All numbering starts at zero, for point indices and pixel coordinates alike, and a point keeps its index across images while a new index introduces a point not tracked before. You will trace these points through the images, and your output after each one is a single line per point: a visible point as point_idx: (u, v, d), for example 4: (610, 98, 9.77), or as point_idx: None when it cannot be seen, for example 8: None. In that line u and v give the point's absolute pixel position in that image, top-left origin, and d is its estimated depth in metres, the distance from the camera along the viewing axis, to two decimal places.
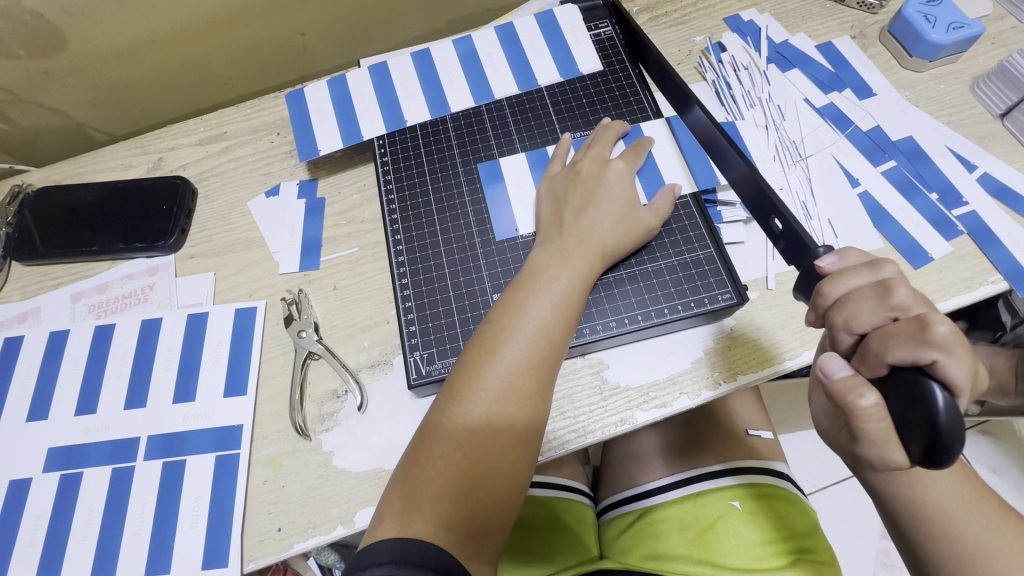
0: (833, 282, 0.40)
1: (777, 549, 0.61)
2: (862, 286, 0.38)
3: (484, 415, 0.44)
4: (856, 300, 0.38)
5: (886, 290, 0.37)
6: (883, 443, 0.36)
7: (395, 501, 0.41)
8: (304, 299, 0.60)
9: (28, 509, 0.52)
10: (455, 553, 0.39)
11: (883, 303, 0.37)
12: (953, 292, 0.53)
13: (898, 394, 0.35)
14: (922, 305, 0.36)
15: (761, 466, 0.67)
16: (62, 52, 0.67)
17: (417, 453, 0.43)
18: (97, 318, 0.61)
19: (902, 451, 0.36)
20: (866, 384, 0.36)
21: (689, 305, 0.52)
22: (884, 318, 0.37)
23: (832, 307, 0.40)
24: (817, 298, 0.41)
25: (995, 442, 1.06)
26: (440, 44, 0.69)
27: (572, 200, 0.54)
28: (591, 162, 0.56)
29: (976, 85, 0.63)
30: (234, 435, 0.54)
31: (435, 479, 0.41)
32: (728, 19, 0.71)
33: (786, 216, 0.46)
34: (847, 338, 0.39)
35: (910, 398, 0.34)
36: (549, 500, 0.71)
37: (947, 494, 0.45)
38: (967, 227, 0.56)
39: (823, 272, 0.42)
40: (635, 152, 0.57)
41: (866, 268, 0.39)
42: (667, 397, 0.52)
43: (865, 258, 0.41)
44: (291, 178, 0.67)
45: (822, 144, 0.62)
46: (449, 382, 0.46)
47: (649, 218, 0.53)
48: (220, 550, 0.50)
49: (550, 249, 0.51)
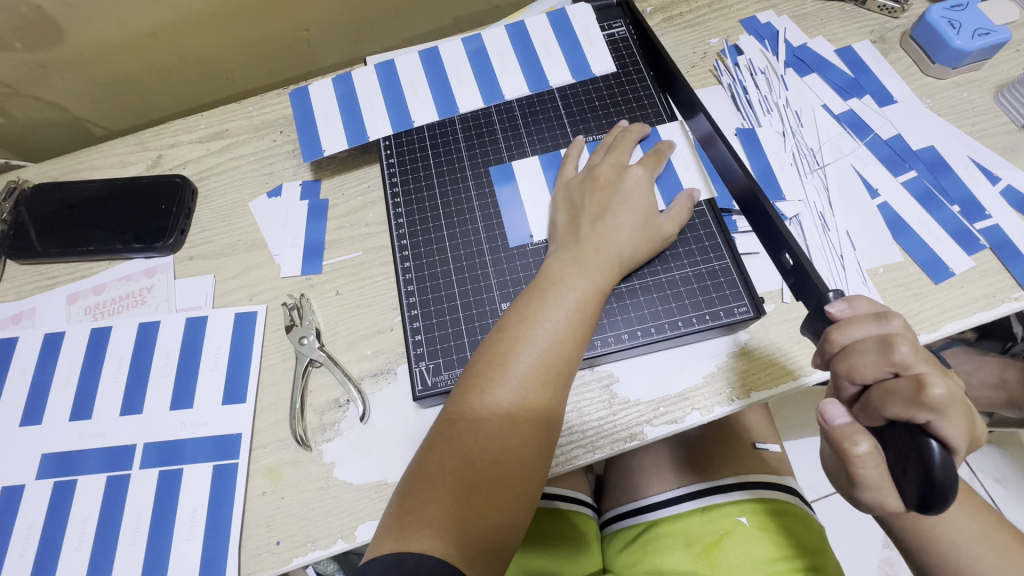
0: (839, 329, 0.39)
1: (786, 567, 0.59)
2: (867, 337, 0.38)
3: (496, 428, 0.42)
4: (859, 351, 0.38)
5: (889, 346, 0.37)
6: (879, 488, 0.37)
7: (401, 514, 0.40)
8: (305, 304, 0.58)
9: (22, 515, 0.51)
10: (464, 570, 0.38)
11: (884, 359, 0.37)
12: (974, 309, 0.52)
13: (894, 443, 0.36)
14: (923, 362, 0.37)
15: (776, 481, 0.66)
16: (62, 44, 0.65)
17: (425, 465, 0.42)
18: (93, 320, 0.60)
19: (896, 496, 0.37)
20: (862, 431, 0.37)
21: (705, 318, 0.51)
22: (885, 372, 0.37)
23: (836, 355, 0.40)
24: (822, 342, 0.41)
25: (1001, 452, 1.04)
26: (449, 42, 0.67)
27: (589, 206, 0.52)
28: (609, 170, 0.54)
29: (1000, 95, 0.61)
30: (233, 444, 0.53)
31: (443, 494, 0.40)
32: (745, 20, 0.69)
33: (795, 253, 0.44)
34: (849, 386, 0.39)
35: (904, 451, 0.35)
36: (569, 513, 0.70)
37: (957, 526, 0.44)
38: (989, 241, 0.55)
39: (832, 317, 0.41)
40: (656, 159, 0.55)
41: (874, 319, 0.39)
42: (678, 413, 0.50)
43: (874, 307, 0.40)
44: (293, 178, 0.66)
45: (840, 153, 0.60)
46: (459, 392, 0.44)
47: (666, 226, 0.52)
48: (217, 562, 0.49)
49: (566, 257, 0.50)
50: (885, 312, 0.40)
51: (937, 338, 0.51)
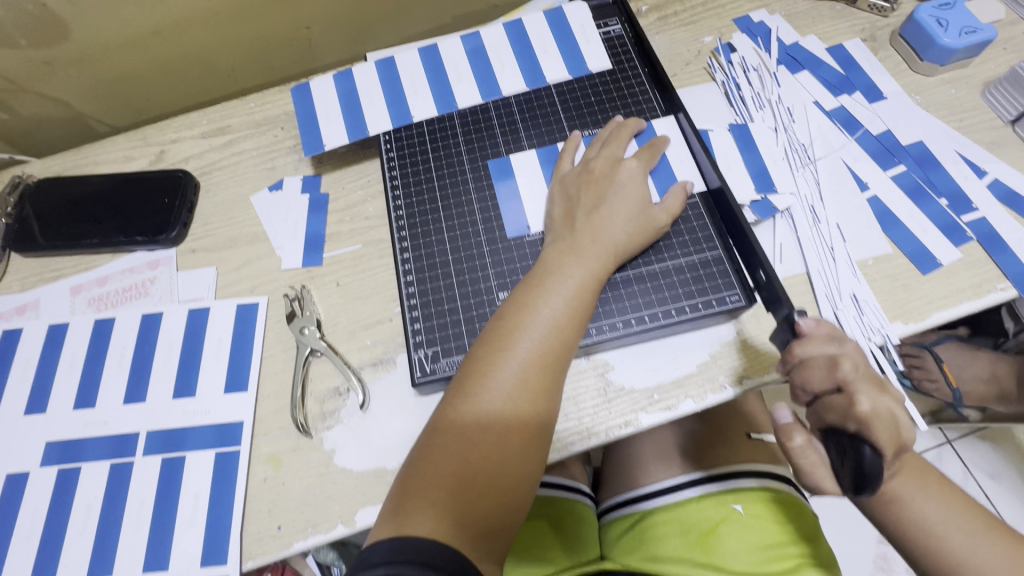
0: (803, 345, 0.44)
1: (781, 553, 0.60)
2: (820, 356, 0.43)
3: (497, 412, 0.43)
4: (812, 367, 0.43)
5: (835, 366, 0.42)
6: (815, 473, 0.45)
7: (403, 497, 0.41)
8: (306, 296, 0.59)
9: (26, 502, 0.52)
10: (467, 553, 0.39)
11: (831, 375, 0.42)
12: (961, 299, 0.53)
13: (831, 445, 0.43)
14: (863, 381, 0.42)
15: (771, 470, 0.67)
16: (66, 41, 0.66)
17: (426, 449, 0.43)
18: (97, 311, 0.61)
19: (832, 481, 0.44)
20: (802, 429, 0.45)
21: (698, 306, 0.52)
22: (830, 387, 0.43)
23: (792, 367, 0.45)
24: (784, 354, 0.45)
25: (995, 448, 1.06)
26: (448, 39, 0.68)
27: (585, 197, 0.54)
28: (604, 162, 0.55)
29: (987, 91, 0.63)
30: (235, 432, 0.53)
31: (444, 477, 0.41)
32: (738, 19, 0.71)
33: (767, 268, 0.48)
34: (802, 395, 0.45)
35: (842, 452, 0.42)
36: (568, 503, 0.71)
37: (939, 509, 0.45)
38: (976, 233, 0.56)
39: (799, 329, 0.45)
40: (650, 152, 0.57)
41: (829, 340, 0.44)
42: (672, 400, 0.51)
43: (835, 328, 0.45)
44: (294, 173, 0.67)
45: (831, 148, 0.62)
46: (460, 378, 0.45)
47: (659, 216, 0.53)
48: (219, 547, 0.49)
49: (563, 246, 0.51)
50: (841, 334, 0.44)
51: (925, 328, 0.52)
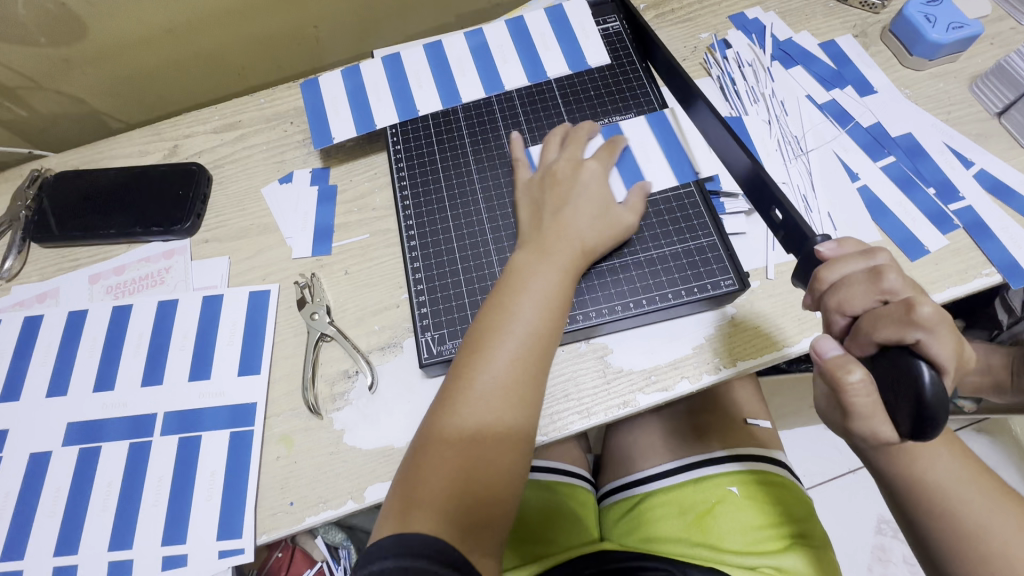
0: (829, 267, 0.41)
1: (775, 533, 0.63)
2: (856, 271, 0.40)
3: (477, 415, 0.45)
4: (849, 284, 0.39)
5: (878, 275, 0.39)
6: (871, 417, 0.38)
7: (398, 501, 0.43)
8: (316, 283, 0.61)
9: (49, 480, 0.54)
10: (460, 547, 0.41)
11: (874, 287, 0.38)
12: (948, 284, 0.55)
13: (886, 373, 0.37)
14: (911, 290, 0.38)
15: (765, 453, 0.69)
16: (83, 39, 0.68)
17: (416, 454, 0.45)
18: (114, 299, 0.63)
19: (888, 425, 0.38)
20: (855, 361, 0.38)
21: (693, 290, 0.54)
22: (874, 301, 0.39)
23: (826, 292, 0.41)
24: (812, 282, 0.42)
25: (992, 440, 1.07)
26: (451, 36, 0.70)
27: (549, 201, 0.56)
28: (565, 165, 0.58)
29: (974, 84, 0.65)
30: (249, 413, 0.56)
31: (434, 480, 0.43)
32: (733, 16, 0.73)
33: (786, 207, 0.47)
34: (839, 319, 0.40)
35: (897, 378, 0.36)
36: (568, 487, 0.73)
37: (946, 476, 0.44)
38: (962, 221, 0.58)
39: (822, 257, 0.43)
40: (609, 150, 0.59)
41: (861, 255, 0.40)
42: (669, 381, 0.53)
43: (861, 246, 0.42)
44: (303, 166, 0.69)
45: (823, 140, 0.64)
46: (443, 386, 0.48)
47: (625, 215, 0.55)
48: (234, 522, 0.52)
49: (531, 248, 0.53)
50: (871, 249, 0.41)
51: None
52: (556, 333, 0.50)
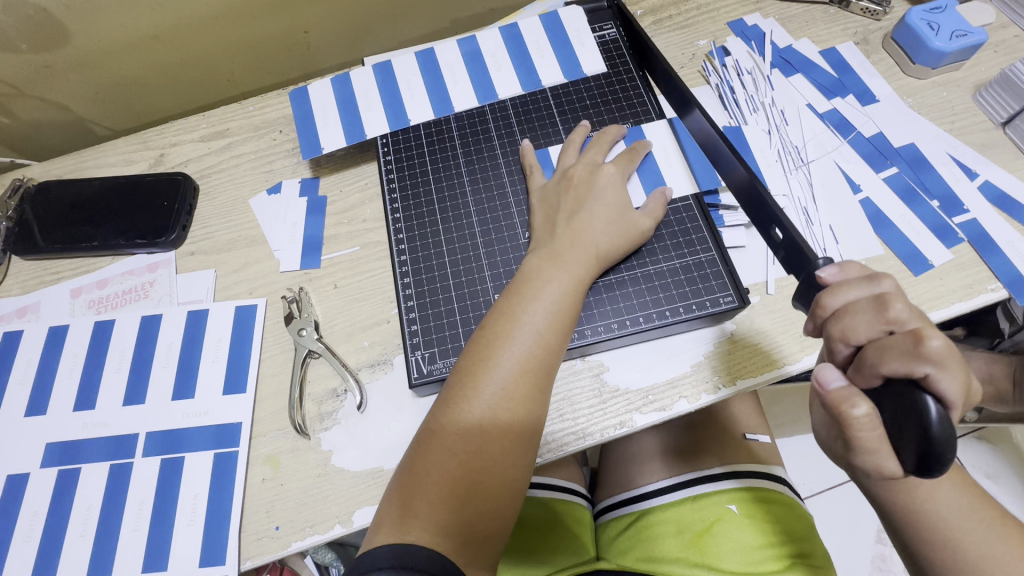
0: (832, 293, 0.39)
1: (775, 553, 0.61)
2: (860, 299, 0.38)
3: (480, 424, 0.43)
4: (853, 312, 0.38)
5: (883, 304, 0.37)
6: (876, 452, 0.37)
7: (394, 509, 0.42)
8: (304, 297, 0.60)
9: (27, 503, 0.52)
10: (455, 559, 0.40)
11: (879, 317, 0.37)
12: (952, 300, 0.53)
13: (891, 407, 0.36)
14: (917, 319, 0.36)
15: (764, 470, 0.67)
16: (66, 46, 0.67)
17: (413, 461, 0.43)
18: (97, 313, 0.61)
19: (894, 461, 0.36)
20: (859, 394, 0.36)
21: (692, 307, 0.52)
22: (880, 331, 0.37)
23: (829, 319, 0.40)
24: (814, 309, 0.41)
25: (991, 448, 1.06)
26: (444, 44, 0.69)
27: (565, 205, 0.54)
28: (583, 169, 0.56)
29: (978, 93, 0.64)
30: (233, 433, 0.54)
31: (432, 488, 0.42)
32: (732, 23, 0.71)
33: (786, 227, 0.46)
34: (842, 348, 0.39)
35: (902, 412, 0.35)
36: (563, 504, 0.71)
37: (949, 504, 0.43)
38: (967, 235, 0.56)
39: (823, 282, 0.41)
40: (630, 157, 0.57)
41: (864, 281, 0.39)
42: (667, 400, 0.52)
43: (865, 271, 0.40)
44: (293, 176, 0.67)
45: (824, 150, 0.62)
46: (445, 390, 0.46)
47: (641, 220, 0.53)
48: (218, 547, 0.50)
49: (543, 253, 0.51)
50: (875, 275, 0.40)
51: None
52: (562, 346, 0.48)
